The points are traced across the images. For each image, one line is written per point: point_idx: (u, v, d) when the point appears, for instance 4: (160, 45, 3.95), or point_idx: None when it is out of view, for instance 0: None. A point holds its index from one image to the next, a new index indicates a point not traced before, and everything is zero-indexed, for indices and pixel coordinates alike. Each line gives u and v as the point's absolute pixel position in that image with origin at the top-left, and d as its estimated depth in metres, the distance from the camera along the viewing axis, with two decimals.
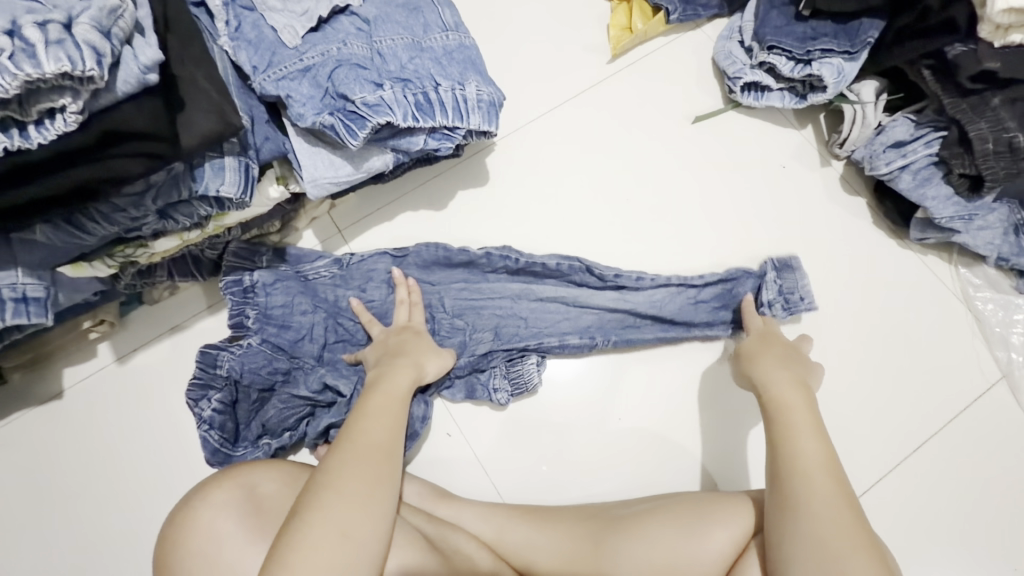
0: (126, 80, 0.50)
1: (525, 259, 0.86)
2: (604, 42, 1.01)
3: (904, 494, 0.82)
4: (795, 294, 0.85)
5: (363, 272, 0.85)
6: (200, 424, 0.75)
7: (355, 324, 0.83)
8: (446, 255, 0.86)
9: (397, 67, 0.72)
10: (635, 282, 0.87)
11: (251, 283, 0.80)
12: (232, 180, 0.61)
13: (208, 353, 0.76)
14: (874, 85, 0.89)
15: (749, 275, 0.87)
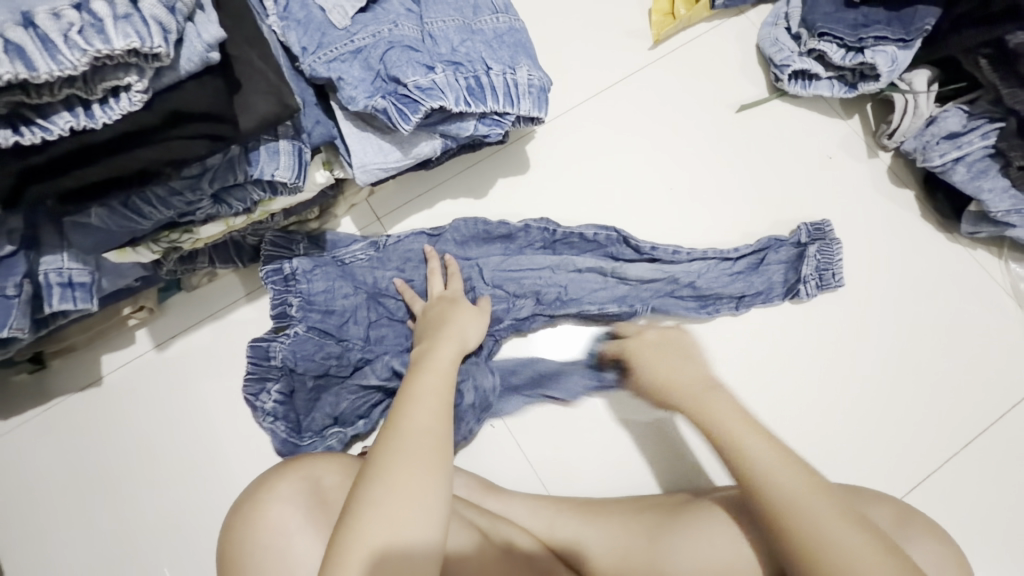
0: (189, 58, 0.48)
1: (563, 230, 0.86)
2: (646, 27, 0.98)
3: (953, 491, 0.81)
4: (829, 271, 0.85)
5: (400, 252, 0.84)
6: (265, 417, 0.77)
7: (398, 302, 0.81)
8: (484, 229, 0.85)
9: (448, 50, 0.70)
10: (671, 256, 0.86)
11: (291, 271, 0.78)
12: (287, 164, 0.60)
13: (259, 346, 0.76)
14: (926, 75, 0.87)
15: (783, 243, 0.87)
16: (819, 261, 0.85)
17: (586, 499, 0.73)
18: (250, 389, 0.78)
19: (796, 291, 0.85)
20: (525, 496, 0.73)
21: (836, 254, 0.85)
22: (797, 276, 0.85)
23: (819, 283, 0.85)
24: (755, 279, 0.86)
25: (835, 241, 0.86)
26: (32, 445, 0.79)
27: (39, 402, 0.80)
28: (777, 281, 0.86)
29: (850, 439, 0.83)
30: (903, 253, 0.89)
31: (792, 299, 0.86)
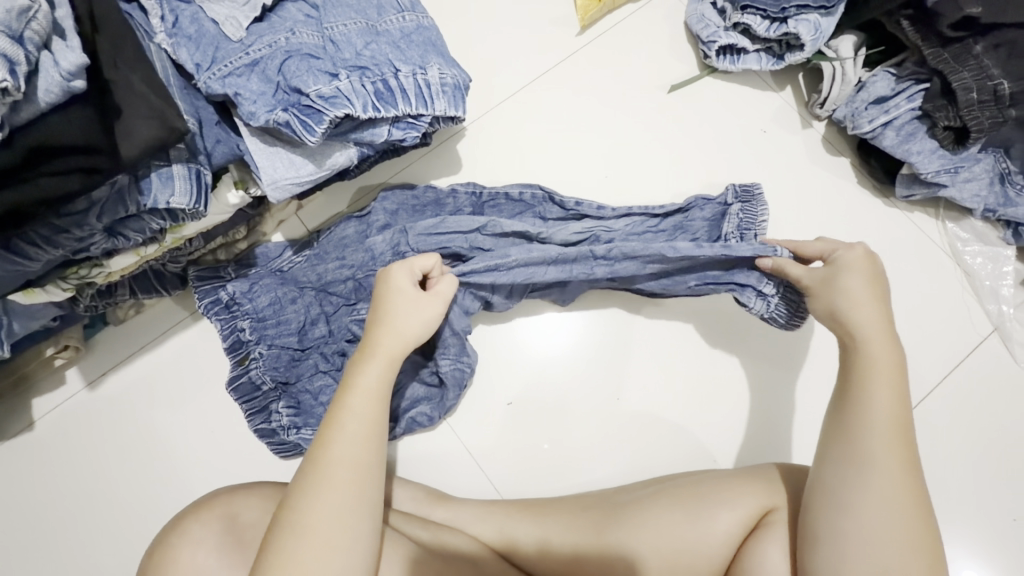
0: (48, 89, 0.46)
1: (488, 191, 0.85)
2: (571, 13, 0.96)
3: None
4: (752, 230, 0.78)
5: (335, 242, 0.81)
6: (290, 432, 0.76)
7: (345, 287, 0.79)
8: (413, 197, 0.84)
9: (352, 55, 0.67)
10: (597, 212, 0.85)
11: (230, 297, 0.78)
12: (183, 189, 0.57)
13: (239, 383, 0.77)
14: (852, 40, 0.86)
15: (709, 203, 0.83)
16: (741, 219, 0.79)
17: (535, 500, 0.73)
18: (255, 423, 0.77)
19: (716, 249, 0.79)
20: (474, 503, 0.72)
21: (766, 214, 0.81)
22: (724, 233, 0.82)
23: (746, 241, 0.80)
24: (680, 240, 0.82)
25: (763, 203, 0.80)
26: None
27: None
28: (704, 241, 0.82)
29: (800, 412, 0.83)
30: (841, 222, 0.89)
31: None
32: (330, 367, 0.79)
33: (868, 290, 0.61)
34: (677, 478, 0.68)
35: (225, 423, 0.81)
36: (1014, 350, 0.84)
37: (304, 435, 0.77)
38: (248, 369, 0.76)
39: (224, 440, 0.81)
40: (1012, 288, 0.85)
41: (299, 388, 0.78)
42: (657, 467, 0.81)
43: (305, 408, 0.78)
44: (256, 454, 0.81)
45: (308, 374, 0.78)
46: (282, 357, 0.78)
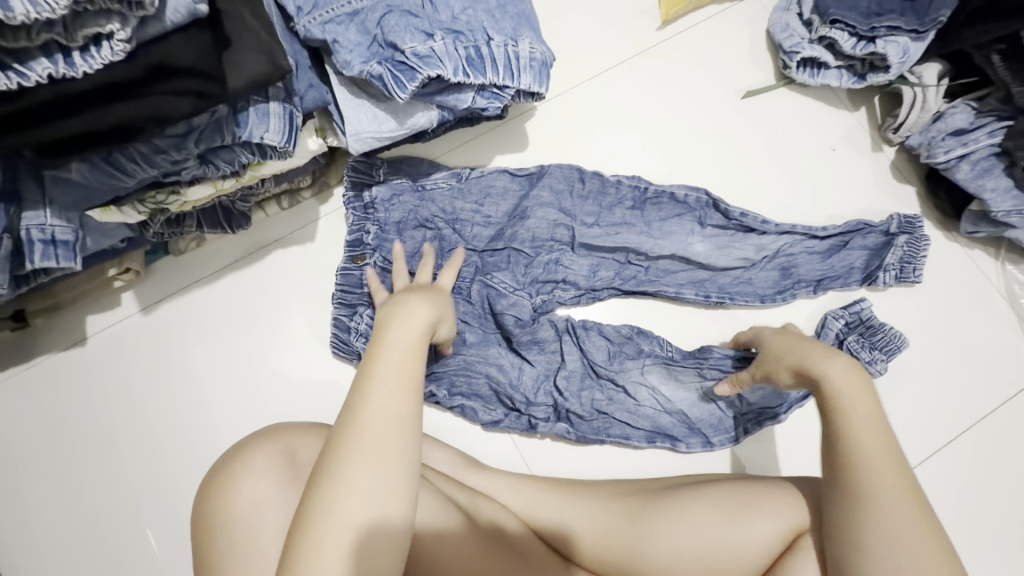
0: (176, 9, 0.46)
1: (655, 189, 0.86)
2: (654, 7, 0.96)
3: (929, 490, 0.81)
4: (911, 264, 0.84)
5: (481, 187, 0.85)
6: (360, 337, 0.77)
7: (475, 231, 0.83)
8: (601, 185, 0.86)
9: (448, 17, 0.68)
10: (760, 225, 0.85)
11: (371, 199, 0.81)
12: (277, 127, 0.58)
13: (350, 276, 0.79)
14: (936, 68, 0.85)
15: (872, 229, 0.85)
16: (904, 252, 0.84)
17: (566, 479, 0.74)
18: (339, 314, 0.79)
19: (874, 278, 0.84)
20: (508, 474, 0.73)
21: (880, 263, 0.84)
22: (830, 270, 0.85)
23: (898, 274, 0.84)
24: (765, 272, 0.85)
25: (924, 238, 0.84)
26: (13, 402, 0.78)
27: (21, 360, 0.79)
28: (805, 276, 0.85)
29: None
30: (919, 259, 0.84)
31: (868, 285, 0.85)
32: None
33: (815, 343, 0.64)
34: (714, 479, 0.68)
35: (269, 367, 0.82)
36: None
37: None
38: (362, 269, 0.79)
39: (265, 381, 0.82)
40: None
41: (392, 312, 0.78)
42: (686, 467, 0.80)
43: None
44: (294, 400, 0.81)
45: None
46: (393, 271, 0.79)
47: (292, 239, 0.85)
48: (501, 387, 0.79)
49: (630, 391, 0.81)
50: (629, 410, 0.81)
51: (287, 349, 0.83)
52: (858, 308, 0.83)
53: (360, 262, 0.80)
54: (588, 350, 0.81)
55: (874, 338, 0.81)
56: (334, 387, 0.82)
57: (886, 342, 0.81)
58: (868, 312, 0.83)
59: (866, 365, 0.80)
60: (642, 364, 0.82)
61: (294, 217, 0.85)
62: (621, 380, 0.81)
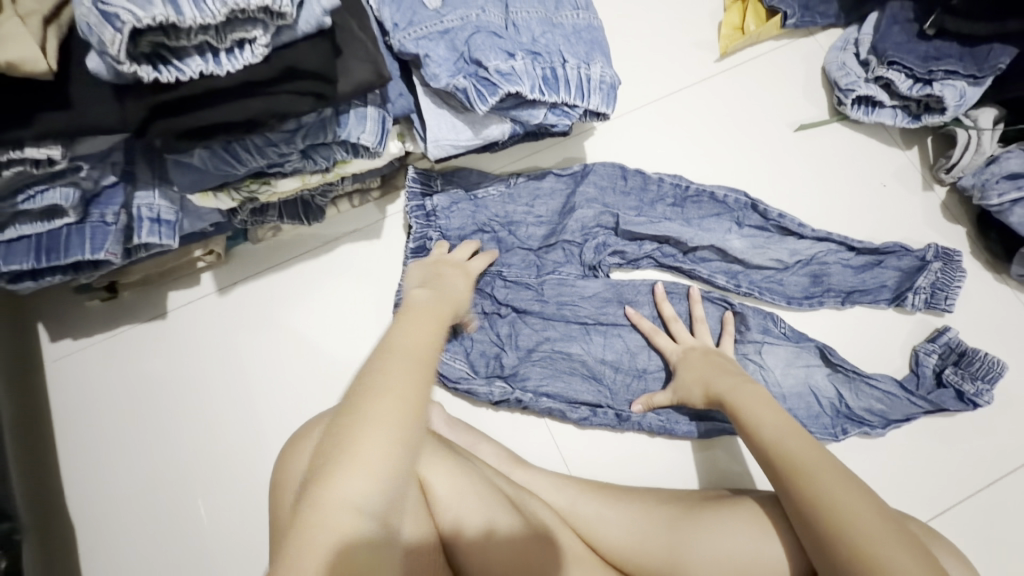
0: (307, 20, 0.52)
1: (695, 187, 0.89)
2: (713, 41, 1.01)
3: (977, 531, 0.79)
4: (943, 292, 0.85)
5: (531, 190, 0.89)
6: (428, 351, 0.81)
7: (528, 230, 0.87)
8: (642, 181, 0.90)
9: (529, 39, 0.73)
10: (797, 229, 0.87)
11: (432, 207, 0.85)
12: (372, 129, 0.64)
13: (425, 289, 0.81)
14: (992, 113, 0.87)
15: (907, 253, 0.87)
16: (937, 278, 0.85)
17: (605, 484, 0.76)
18: None
19: (904, 299, 0.85)
20: (550, 473, 0.76)
21: (911, 284, 0.85)
22: (861, 284, 0.86)
23: (929, 300, 0.85)
24: (797, 276, 0.87)
25: (961, 268, 0.85)
26: (97, 365, 0.85)
27: (109, 327, 0.86)
28: (836, 286, 0.86)
29: (879, 465, 0.82)
30: (952, 288, 0.85)
31: (897, 306, 0.87)
32: (494, 310, 0.84)
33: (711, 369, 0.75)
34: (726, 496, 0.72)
35: (329, 352, 0.87)
36: None
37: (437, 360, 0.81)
38: None
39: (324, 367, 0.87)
40: None
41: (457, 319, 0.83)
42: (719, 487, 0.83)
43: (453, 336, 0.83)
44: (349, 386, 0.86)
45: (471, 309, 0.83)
46: None
47: (359, 235, 0.91)
48: (553, 393, 0.82)
49: (665, 411, 0.83)
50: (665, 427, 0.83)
51: (347, 337, 0.88)
52: (946, 338, 0.84)
53: None
54: (619, 389, 0.84)
55: (972, 367, 0.81)
56: None
57: (986, 370, 0.81)
58: (957, 340, 0.83)
59: (972, 398, 0.80)
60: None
61: (362, 214, 0.91)
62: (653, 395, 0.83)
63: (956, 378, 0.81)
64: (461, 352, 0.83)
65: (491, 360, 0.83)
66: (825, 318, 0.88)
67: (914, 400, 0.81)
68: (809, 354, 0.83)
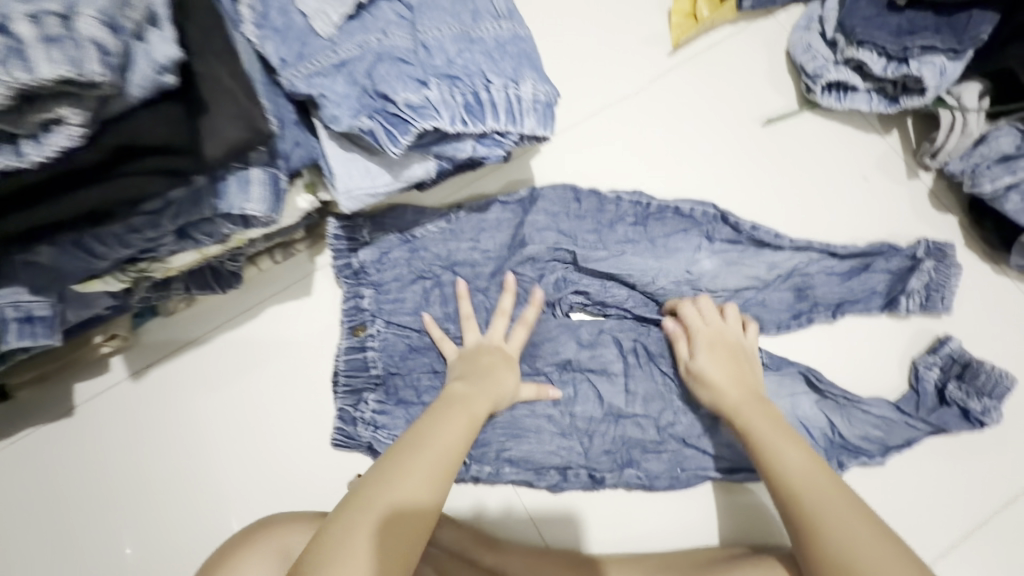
0: (139, 83, 0.41)
1: (657, 203, 0.80)
2: (664, 32, 0.90)
3: (994, 560, 0.72)
4: (940, 293, 0.76)
5: (473, 224, 0.78)
6: (368, 426, 0.73)
7: (474, 275, 0.77)
8: (597, 203, 0.80)
9: (443, 62, 0.63)
10: (773, 239, 0.78)
11: (360, 265, 0.76)
12: (260, 195, 0.53)
13: (354, 357, 0.74)
14: (976, 89, 0.78)
15: (897, 252, 0.79)
16: (932, 278, 0.76)
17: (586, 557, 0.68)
18: (343, 401, 0.73)
19: (896, 304, 0.77)
20: (524, 552, 0.70)
21: (903, 288, 0.77)
22: (849, 294, 0.78)
23: (924, 302, 0.76)
24: (779, 292, 0.78)
25: (955, 264, 0.77)
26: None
27: (10, 433, 0.75)
28: (823, 300, 0.78)
29: (885, 495, 0.74)
30: (948, 287, 0.76)
31: (890, 312, 0.79)
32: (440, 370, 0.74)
33: (727, 369, 0.70)
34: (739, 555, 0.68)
35: (263, 433, 0.77)
36: None
37: (379, 436, 0.72)
38: (365, 344, 0.75)
39: (265, 448, 0.77)
40: None
41: (400, 384, 0.74)
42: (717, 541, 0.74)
43: (399, 405, 0.73)
44: (290, 471, 0.76)
45: (415, 372, 0.74)
46: (397, 345, 0.75)
47: (287, 294, 0.80)
48: (515, 458, 0.73)
49: (643, 466, 0.74)
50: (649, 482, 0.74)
51: (283, 414, 0.77)
52: (948, 349, 0.76)
53: (363, 336, 0.75)
54: (594, 443, 0.74)
55: (978, 382, 0.73)
56: (334, 455, 0.77)
57: (993, 384, 0.72)
58: (961, 351, 0.75)
59: (978, 416, 0.72)
60: (664, 410, 0.75)
61: (289, 269, 0.80)
62: (629, 446, 0.74)
63: (958, 394, 0.73)
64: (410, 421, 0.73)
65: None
66: (812, 335, 0.79)
67: (911, 421, 0.74)
68: (795, 381, 0.75)
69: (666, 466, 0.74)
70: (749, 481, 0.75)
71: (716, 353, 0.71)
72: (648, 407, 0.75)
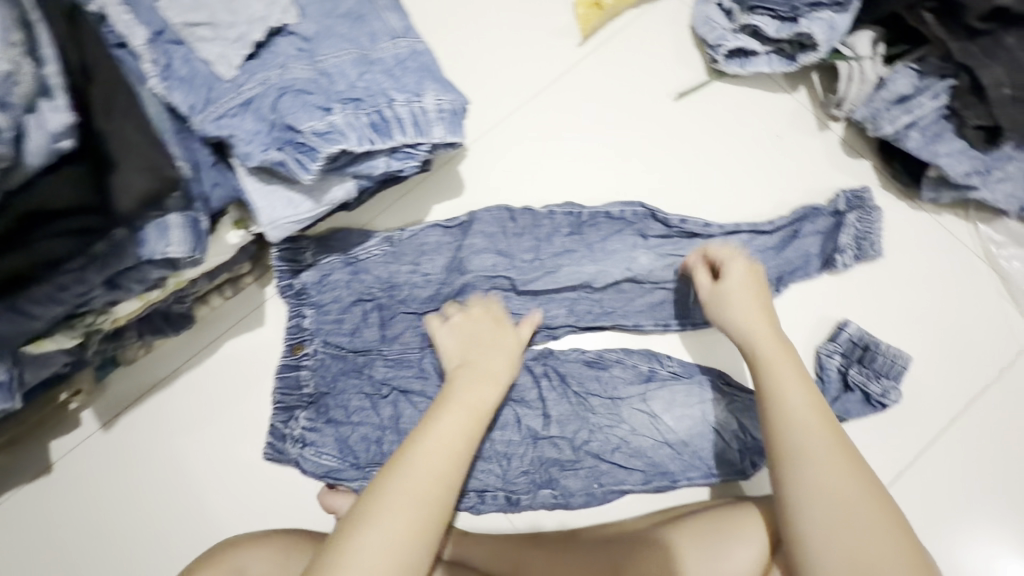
0: (35, 151, 0.45)
1: (589, 211, 0.79)
2: (571, 24, 0.94)
3: (946, 484, 0.74)
4: (868, 240, 0.80)
5: (415, 246, 0.78)
6: (296, 444, 0.73)
7: (411, 297, 0.76)
8: (531, 220, 0.79)
9: (346, 86, 0.66)
10: (703, 229, 0.79)
11: (301, 286, 0.76)
12: (180, 238, 0.56)
13: (287, 376, 0.74)
14: (868, 36, 0.81)
15: (820, 213, 0.81)
16: (857, 230, 0.80)
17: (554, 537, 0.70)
18: (278, 418, 0.75)
19: (833, 262, 0.79)
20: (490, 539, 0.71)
21: (835, 246, 0.79)
22: (787, 265, 0.79)
23: (857, 253, 0.80)
24: None
25: (874, 210, 0.81)
26: None
27: None
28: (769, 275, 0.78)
29: None
30: (873, 234, 0.80)
31: (829, 271, 0.80)
32: (372, 392, 0.74)
33: (753, 304, 0.69)
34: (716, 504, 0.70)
35: (237, 463, 0.81)
36: None
37: (305, 453, 0.73)
38: (300, 365, 0.75)
39: (245, 476, 0.80)
40: None
41: (333, 403, 0.74)
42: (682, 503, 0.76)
43: (331, 424, 0.73)
44: (267, 495, 0.80)
45: (347, 392, 0.74)
46: (331, 366, 0.75)
47: (241, 327, 0.83)
48: None
49: (561, 486, 0.72)
50: (615, 479, 0.73)
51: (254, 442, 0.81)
52: (847, 335, 0.77)
53: (300, 355, 0.75)
54: (512, 465, 0.72)
55: (876, 365, 0.75)
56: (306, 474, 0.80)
57: (889, 366, 0.75)
58: (859, 335, 0.77)
59: (880, 399, 0.74)
60: (580, 430, 0.73)
61: (239, 303, 0.83)
62: (547, 466, 0.73)
63: (861, 380, 0.75)
64: (339, 440, 0.73)
65: (373, 446, 0.73)
66: None
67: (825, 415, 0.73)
68: (704, 389, 0.74)
69: (582, 484, 0.72)
70: (662, 492, 0.73)
71: (742, 292, 0.70)
72: (564, 432, 0.73)
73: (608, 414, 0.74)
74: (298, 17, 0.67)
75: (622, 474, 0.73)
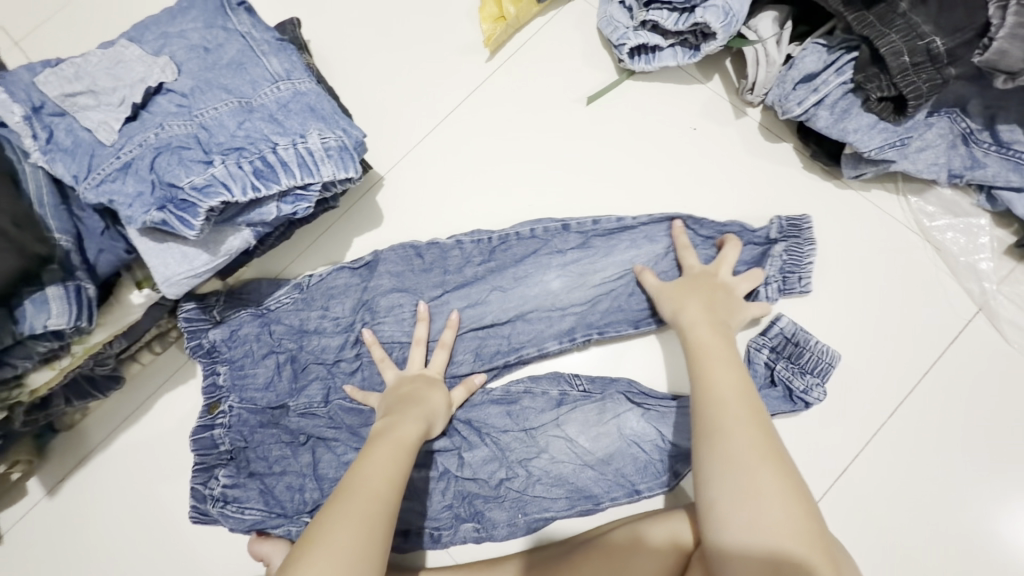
0: None
1: (497, 235, 0.78)
2: (478, 39, 0.92)
3: (891, 475, 0.73)
4: (794, 273, 0.76)
5: (324, 290, 0.78)
6: (216, 502, 0.72)
7: (321, 344, 0.76)
8: (439, 251, 0.79)
9: (226, 137, 0.66)
10: (606, 236, 0.77)
11: (211, 344, 0.76)
12: (60, 309, 0.58)
13: (201, 437, 0.74)
14: (771, 17, 0.79)
15: (748, 232, 0.77)
16: (784, 261, 0.76)
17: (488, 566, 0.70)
18: (195, 480, 0.73)
19: (756, 293, 0.75)
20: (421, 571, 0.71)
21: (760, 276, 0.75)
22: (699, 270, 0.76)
23: (782, 286, 0.76)
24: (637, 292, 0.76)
25: (809, 239, 0.76)
26: None
27: None
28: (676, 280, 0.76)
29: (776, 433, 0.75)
30: (803, 267, 0.76)
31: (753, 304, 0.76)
32: (291, 440, 0.74)
33: (701, 299, 0.69)
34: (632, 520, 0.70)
35: (181, 518, 0.81)
36: (1004, 331, 0.75)
37: (227, 510, 0.72)
38: (215, 423, 0.74)
39: (188, 532, 0.81)
40: (990, 262, 0.76)
41: (252, 456, 0.74)
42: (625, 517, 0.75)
43: (251, 480, 0.73)
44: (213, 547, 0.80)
45: (266, 443, 0.74)
46: (248, 421, 0.75)
47: (174, 381, 0.84)
48: None
49: (484, 519, 0.72)
50: (539, 508, 0.71)
51: None
52: (778, 328, 0.75)
53: (217, 413, 0.75)
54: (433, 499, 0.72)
55: (802, 360, 0.74)
56: None
57: (816, 362, 0.74)
58: (790, 328, 0.74)
59: (802, 395, 0.72)
60: (498, 469, 0.72)
61: (170, 357, 0.84)
62: (470, 499, 0.72)
63: (786, 372, 0.73)
64: (264, 492, 0.73)
65: (297, 494, 0.73)
66: None
67: None
68: (616, 404, 0.73)
69: (507, 515, 0.71)
70: (586, 515, 0.72)
71: (693, 288, 0.71)
72: (483, 466, 0.73)
73: (526, 447, 0.73)
74: (175, 75, 0.69)
75: (547, 503, 0.71)
